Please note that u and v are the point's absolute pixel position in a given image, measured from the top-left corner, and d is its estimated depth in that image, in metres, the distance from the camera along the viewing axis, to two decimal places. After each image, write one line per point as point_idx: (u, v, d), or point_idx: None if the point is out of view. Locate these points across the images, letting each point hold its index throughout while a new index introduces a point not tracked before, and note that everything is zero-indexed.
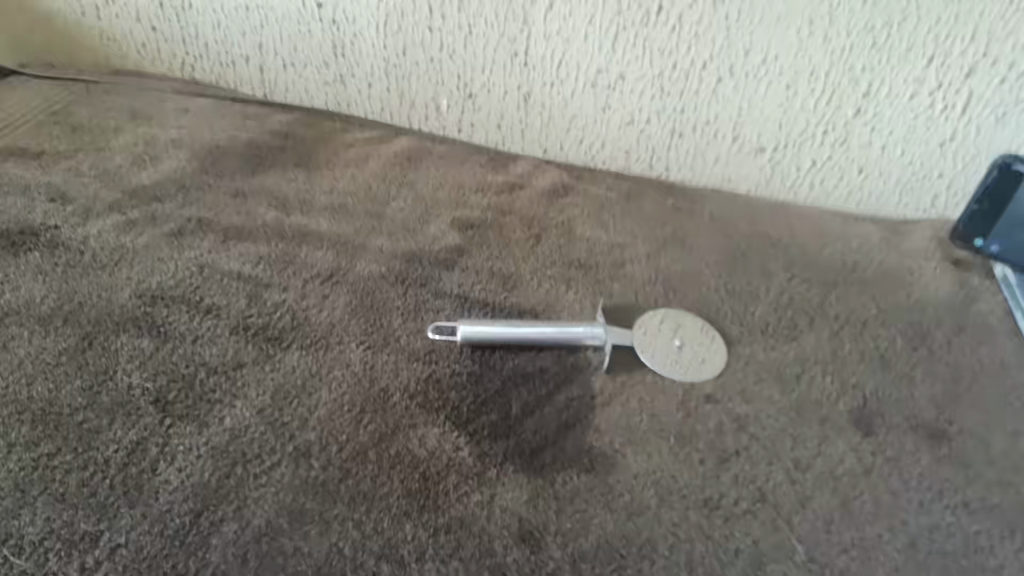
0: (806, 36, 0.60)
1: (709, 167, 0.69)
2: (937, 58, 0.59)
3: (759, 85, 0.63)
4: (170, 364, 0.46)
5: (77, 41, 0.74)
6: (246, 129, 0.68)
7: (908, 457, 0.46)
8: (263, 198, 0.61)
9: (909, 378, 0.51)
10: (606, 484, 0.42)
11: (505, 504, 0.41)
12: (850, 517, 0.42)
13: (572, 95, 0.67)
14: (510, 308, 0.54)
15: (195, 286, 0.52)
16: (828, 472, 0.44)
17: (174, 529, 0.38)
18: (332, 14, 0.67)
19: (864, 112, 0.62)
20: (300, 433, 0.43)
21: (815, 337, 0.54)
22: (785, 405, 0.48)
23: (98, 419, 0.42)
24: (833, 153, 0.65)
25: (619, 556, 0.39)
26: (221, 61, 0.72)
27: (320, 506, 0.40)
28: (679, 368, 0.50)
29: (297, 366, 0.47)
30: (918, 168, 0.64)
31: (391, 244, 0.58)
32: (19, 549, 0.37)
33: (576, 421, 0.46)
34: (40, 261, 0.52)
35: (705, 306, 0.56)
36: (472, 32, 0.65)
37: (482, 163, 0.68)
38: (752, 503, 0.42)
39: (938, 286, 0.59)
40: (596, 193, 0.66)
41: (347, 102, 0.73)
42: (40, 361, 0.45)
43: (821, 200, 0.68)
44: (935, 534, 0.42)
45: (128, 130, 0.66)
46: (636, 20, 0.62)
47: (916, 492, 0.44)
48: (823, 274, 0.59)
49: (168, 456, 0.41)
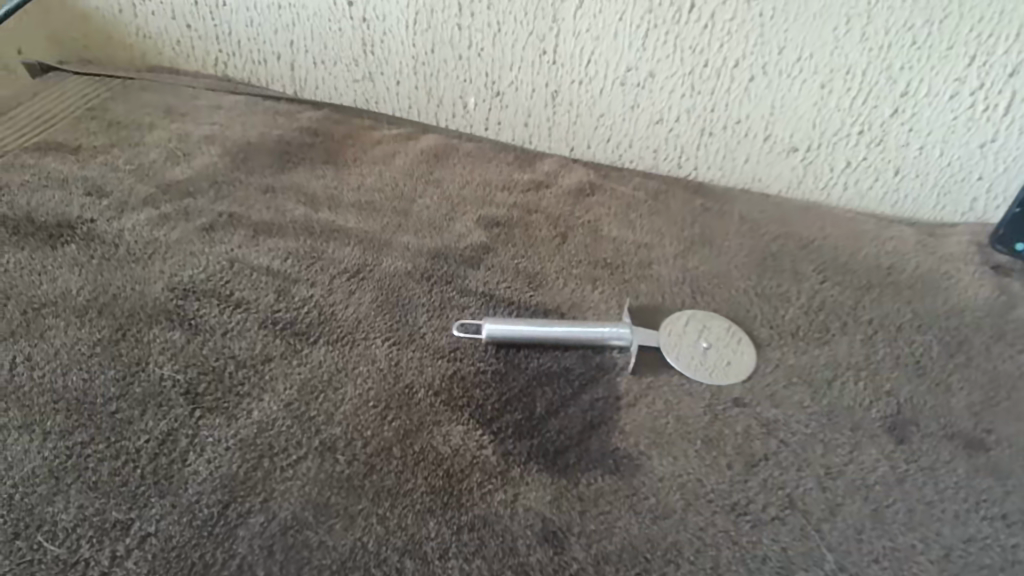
0: (843, 33, 0.58)
1: (739, 167, 0.68)
2: (979, 56, 0.57)
3: (793, 83, 0.62)
4: (200, 357, 0.47)
5: (114, 38, 0.75)
6: (277, 127, 0.69)
7: (943, 466, 0.45)
8: (292, 194, 0.62)
9: (946, 385, 0.50)
10: (631, 486, 0.42)
11: (529, 504, 0.41)
12: (882, 526, 0.41)
13: (600, 93, 0.67)
14: (535, 307, 0.54)
15: (226, 281, 0.52)
16: (860, 480, 0.43)
17: (203, 519, 0.38)
18: (362, 11, 0.67)
19: (901, 112, 0.61)
20: (326, 428, 0.43)
21: (848, 342, 0.53)
22: (815, 410, 0.48)
23: (130, 410, 0.43)
24: (869, 153, 0.64)
25: (643, 559, 0.38)
26: (253, 59, 0.73)
27: (345, 501, 0.40)
28: (704, 370, 0.50)
29: (324, 361, 0.48)
30: (957, 170, 0.62)
31: (417, 241, 0.58)
32: (52, 535, 0.37)
33: (601, 422, 0.46)
34: (76, 253, 0.53)
35: (733, 308, 0.55)
36: (501, 30, 0.65)
37: (508, 161, 0.68)
38: (780, 509, 0.41)
39: (975, 291, 0.57)
40: (623, 193, 0.65)
41: (375, 100, 0.73)
42: (76, 352, 0.46)
43: (855, 201, 0.67)
44: (971, 546, 0.41)
45: (162, 126, 0.67)
46: (667, 18, 0.61)
47: (951, 502, 0.43)
48: (856, 277, 0.58)
49: (197, 448, 0.42)
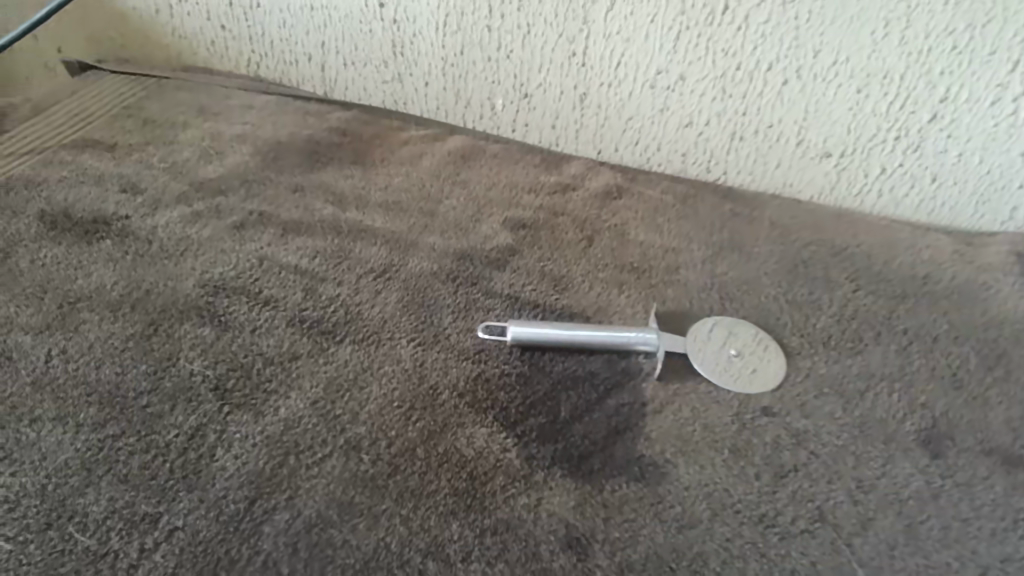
0: (880, 37, 0.57)
1: (770, 171, 0.67)
2: (1023, 62, 0.55)
3: (828, 87, 0.61)
4: (229, 354, 0.47)
5: (151, 38, 0.77)
6: (308, 126, 0.69)
7: (980, 483, 0.43)
8: (320, 193, 0.62)
9: (984, 399, 0.48)
10: (657, 494, 0.41)
11: (553, 509, 0.40)
12: (916, 542, 0.40)
13: (629, 96, 0.66)
14: (561, 310, 0.53)
15: (255, 278, 0.53)
16: (892, 494, 0.42)
17: (229, 515, 0.39)
18: (393, 13, 0.68)
19: (941, 117, 0.59)
20: (351, 427, 0.44)
21: (881, 352, 0.51)
22: (847, 422, 0.46)
23: (160, 404, 0.44)
24: (905, 160, 0.62)
25: (668, 569, 0.38)
26: (285, 60, 0.74)
27: (369, 501, 0.40)
28: (730, 377, 0.49)
29: (349, 360, 0.48)
30: (998, 177, 0.61)
31: (443, 242, 0.58)
32: (83, 526, 0.38)
33: (626, 428, 0.45)
34: (111, 249, 0.54)
35: (763, 315, 0.54)
36: (531, 32, 0.65)
37: (535, 163, 0.68)
38: (810, 522, 0.40)
39: (1015, 303, 0.55)
40: (651, 197, 0.65)
41: (404, 100, 0.74)
42: (109, 345, 0.47)
43: (890, 208, 0.65)
44: (1009, 565, 0.39)
45: (195, 125, 0.68)
46: (699, 20, 0.61)
47: (988, 520, 0.41)
48: (890, 286, 0.57)
49: (225, 443, 0.42)
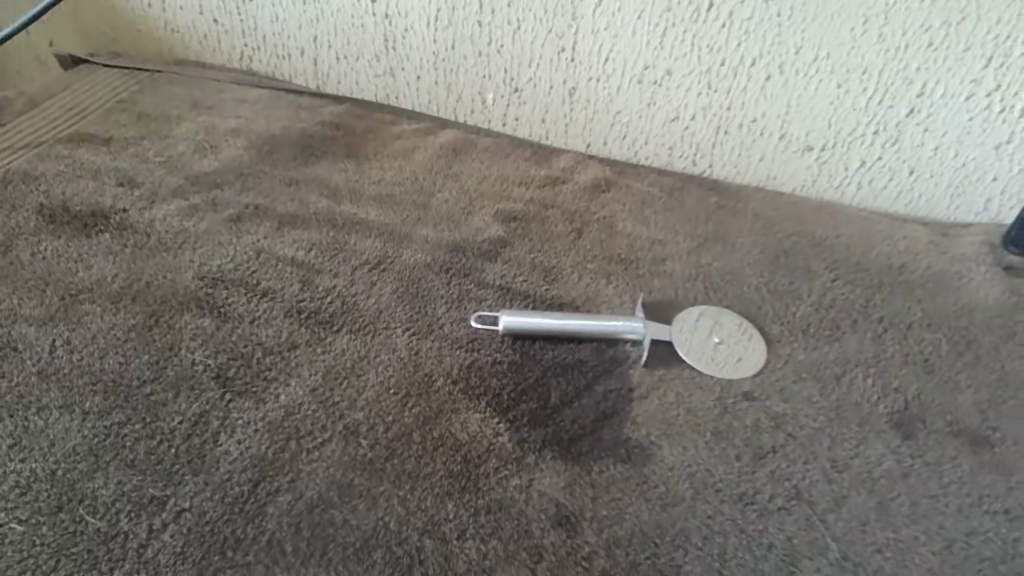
0: (860, 33, 0.59)
1: (754, 164, 0.68)
2: (996, 58, 0.57)
3: (809, 83, 0.62)
4: (229, 344, 0.49)
5: (143, 31, 0.77)
6: (301, 120, 0.70)
7: (948, 462, 0.46)
8: (315, 186, 0.64)
9: (954, 383, 0.51)
10: (642, 474, 0.44)
11: (543, 489, 0.42)
12: (886, 518, 0.42)
13: (618, 91, 0.68)
14: (551, 300, 0.55)
15: (253, 270, 0.54)
16: (865, 473, 0.44)
17: (234, 496, 0.40)
18: (385, 8, 0.69)
19: (917, 112, 0.61)
20: (349, 413, 0.45)
21: (857, 339, 0.54)
22: (823, 406, 0.49)
23: (164, 393, 0.45)
24: (884, 153, 0.64)
25: (653, 544, 0.40)
26: (277, 54, 0.75)
27: (368, 483, 0.42)
28: (714, 364, 0.51)
29: (347, 349, 0.49)
30: (972, 170, 0.63)
31: (436, 235, 0.60)
32: (93, 509, 0.39)
33: (613, 412, 0.47)
34: (110, 242, 0.55)
35: (745, 304, 0.56)
36: (521, 28, 0.66)
37: (525, 157, 0.69)
38: (786, 500, 0.43)
39: (986, 291, 0.58)
40: (638, 189, 0.67)
41: (396, 94, 0.75)
42: (112, 336, 0.48)
43: (869, 200, 0.67)
44: (973, 538, 0.41)
45: (189, 118, 0.69)
46: (685, 17, 0.62)
47: (955, 496, 0.44)
48: (867, 276, 0.59)
49: (228, 429, 0.44)
